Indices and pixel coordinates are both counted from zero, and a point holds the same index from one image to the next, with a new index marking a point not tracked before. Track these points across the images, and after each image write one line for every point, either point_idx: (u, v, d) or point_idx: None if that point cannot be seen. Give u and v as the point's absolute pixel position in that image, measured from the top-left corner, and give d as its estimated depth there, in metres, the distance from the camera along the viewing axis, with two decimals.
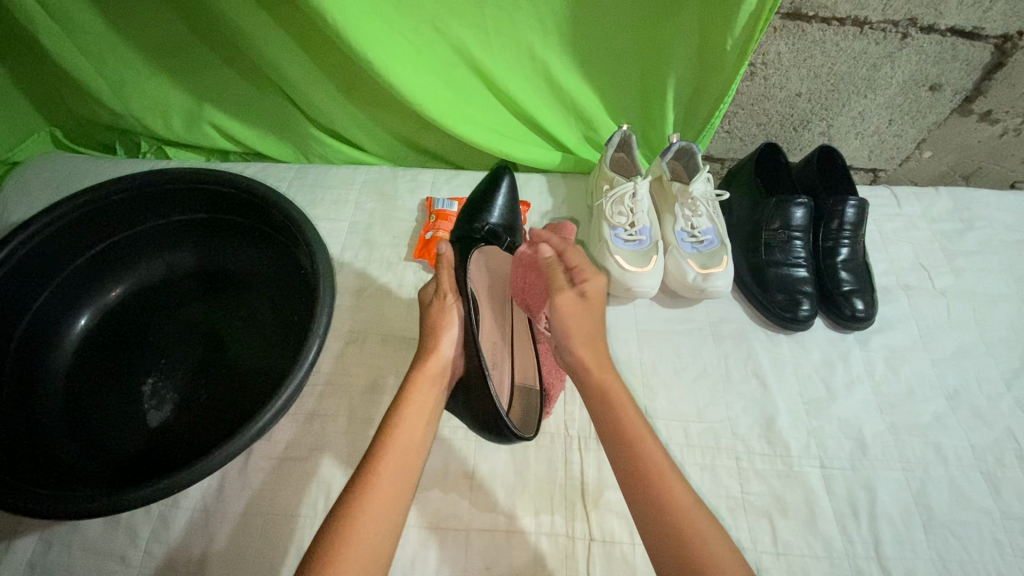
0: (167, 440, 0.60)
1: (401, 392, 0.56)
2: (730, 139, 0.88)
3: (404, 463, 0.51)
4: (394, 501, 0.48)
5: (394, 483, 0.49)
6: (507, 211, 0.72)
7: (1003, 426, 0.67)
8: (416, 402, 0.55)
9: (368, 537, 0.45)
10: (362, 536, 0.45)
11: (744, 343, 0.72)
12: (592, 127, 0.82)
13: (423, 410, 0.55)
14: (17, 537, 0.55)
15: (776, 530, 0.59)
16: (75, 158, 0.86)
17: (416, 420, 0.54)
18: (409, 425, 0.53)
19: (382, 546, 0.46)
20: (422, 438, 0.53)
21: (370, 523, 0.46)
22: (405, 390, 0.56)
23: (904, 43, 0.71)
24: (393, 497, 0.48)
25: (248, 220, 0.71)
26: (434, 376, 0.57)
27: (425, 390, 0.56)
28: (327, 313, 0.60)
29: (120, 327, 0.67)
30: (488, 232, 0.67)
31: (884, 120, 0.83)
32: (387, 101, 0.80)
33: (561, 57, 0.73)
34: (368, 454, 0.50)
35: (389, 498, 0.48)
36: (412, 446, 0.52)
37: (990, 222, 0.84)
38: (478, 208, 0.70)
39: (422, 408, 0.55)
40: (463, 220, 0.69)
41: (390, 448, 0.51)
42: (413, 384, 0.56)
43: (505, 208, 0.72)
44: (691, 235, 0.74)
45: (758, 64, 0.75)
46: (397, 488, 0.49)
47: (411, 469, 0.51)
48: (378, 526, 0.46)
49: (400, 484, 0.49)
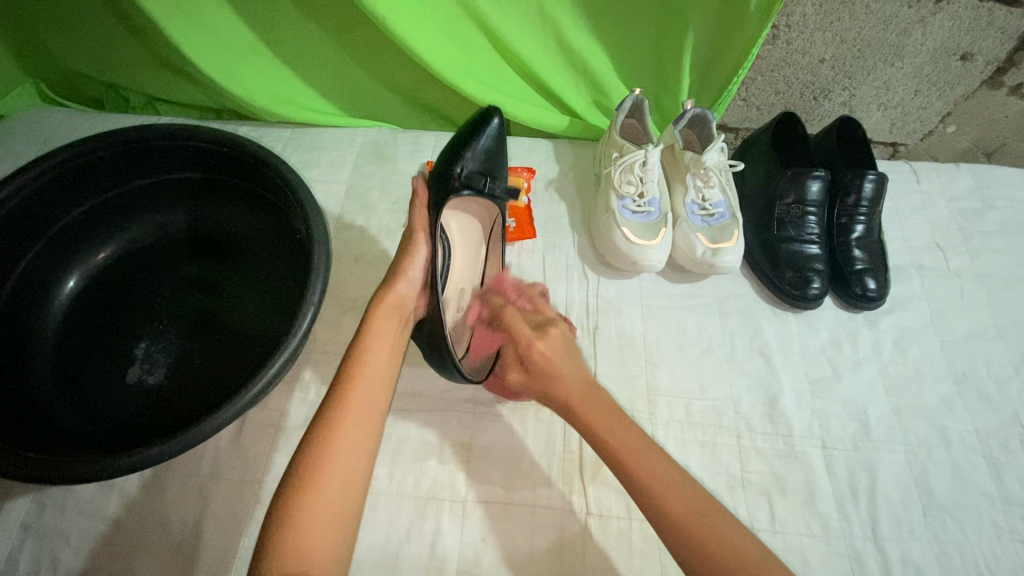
0: (161, 403, 0.59)
1: (362, 324, 0.55)
2: (746, 107, 0.84)
3: (369, 403, 0.50)
4: (360, 437, 0.49)
5: (359, 419, 0.49)
6: (487, 156, 0.64)
7: (1010, 411, 0.66)
8: (378, 331, 0.54)
9: (332, 480, 0.45)
10: (324, 482, 0.45)
11: (751, 320, 0.71)
12: (603, 91, 0.78)
13: (385, 344, 0.54)
14: (11, 499, 0.55)
15: (774, 509, 0.59)
16: (62, 113, 0.83)
17: (377, 354, 0.53)
18: (370, 360, 0.52)
19: (348, 491, 0.46)
20: (382, 370, 0.53)
21: (334, 465, 0.46)
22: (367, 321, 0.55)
23: (938, 7, 0.67)
24: (356, 437, 0.48)
25: (241, 180, 0.68)
26: (394, 310, 0.56)
27: (386, 322, 0.55)
28: (322, 279, 0.57)
29: (112, 288, 0.66)
30: (466, 181, 0.61)
31: (909, 91, 0.79)
32: (388, 53, 0.76)
33: (571, 13, 0.69)
34: (329, 396, 0.50)
35: (352, 440, 0.48)
36: (375, 381, 0.52)
37: (1011, 202, 0.81)
38: (477, 153, 0.63)
39: (381, 342, 0.54)
40: (448, 148, 0.64)
41: (350, 387, 0.50)
42: (373, 317, 0.55)
43: (486, 154, 0.64)
44: (701, 208, 0.71)
45: (781, 27, 0.70)
46: (357, 428, 0.48)
47: (375, 400, 0.51)
48: (342, 467, 0.46)
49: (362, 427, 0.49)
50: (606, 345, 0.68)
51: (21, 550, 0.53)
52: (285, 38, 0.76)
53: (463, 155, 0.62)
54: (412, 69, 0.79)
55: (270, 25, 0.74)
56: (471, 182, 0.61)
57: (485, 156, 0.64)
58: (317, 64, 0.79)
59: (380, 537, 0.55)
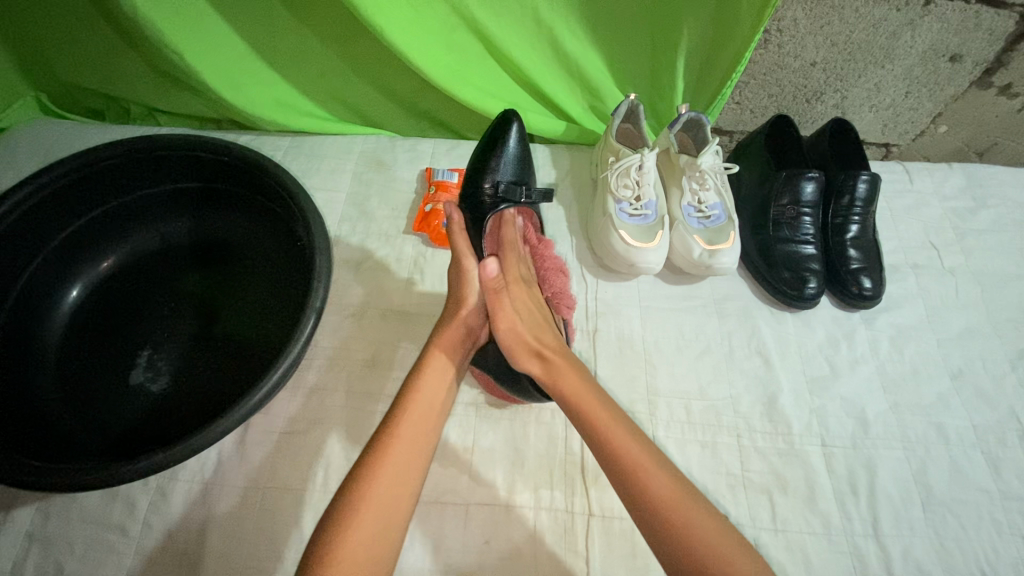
0: (164, 411, 0.59)
1: (421, 357, 0.56)
2: (740, 110, 0.85)
3: (422, 427, 0.51)
4: (413, 463, 0.48)
5: (413, 444, 0.49)
6: (516, 162, 0.69)
7: (1006, 407, 0.66)
8: (438, 361, 0.55)
9: (373, 528, 0.44)
10: (367, 531, 0.44)
11: (749, 321, 0.71)
12: (598, 96, 0.79)
13: (444, 377, 0.55)
14: (15, 508, 0.55)
15: (775, 507, 0.59)
16: (63, 125, 0.84)
17: (434, 385, 0.54)
18: (429, 390, 0.53)
19: (392, 532, 0.45)
20: (437, 410, 0.53)
21: (377, 513, 0.45)
22: (422, 356, 0.56)
23: (926, 10, 0.68)
24: (401, 482, 0.47)
25: (241, 191, 0.69)
26: (459, 340, 0.59)
27: (445, 355, 0.57)
28: (324, 285, 0.58)
29: (115, 298, 0.66)
30: (502, 196, 0.67)
31: (900, 92, 0.81)
32: (385, 61, 0.77)
33: (567, 21, 0.70)
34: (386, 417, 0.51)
35: (400, 488, 0.47)
36: (426, 421, 0.51)
37: (1003, 200, 0.82)
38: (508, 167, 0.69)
39: (436, 382, 0.54)
40: (473, 175, 0.70)
41: (407, 412, 0.51)
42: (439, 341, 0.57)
43: (514, 160, 0.69)
44: (697, 211, 0.72)
45: (773, 31, 0.71)
46: (405, 471, 0.47)
47: (429, 428, 0.51)
48: (385, 515, 0.45)
49: (416, 451, 0.49)
50: (605, 346, 0.68)
51: (26, 559, 0.53)
52: (284, 49, 0.77)
53: (495, 172, 0.68)
54: (409, 77, 0.80)
55: (269, 35, 0.75)
56: (508, 195, 0.66)
57: (512, 163, 0.69)
58: (315, 74, 0.80)
59: None
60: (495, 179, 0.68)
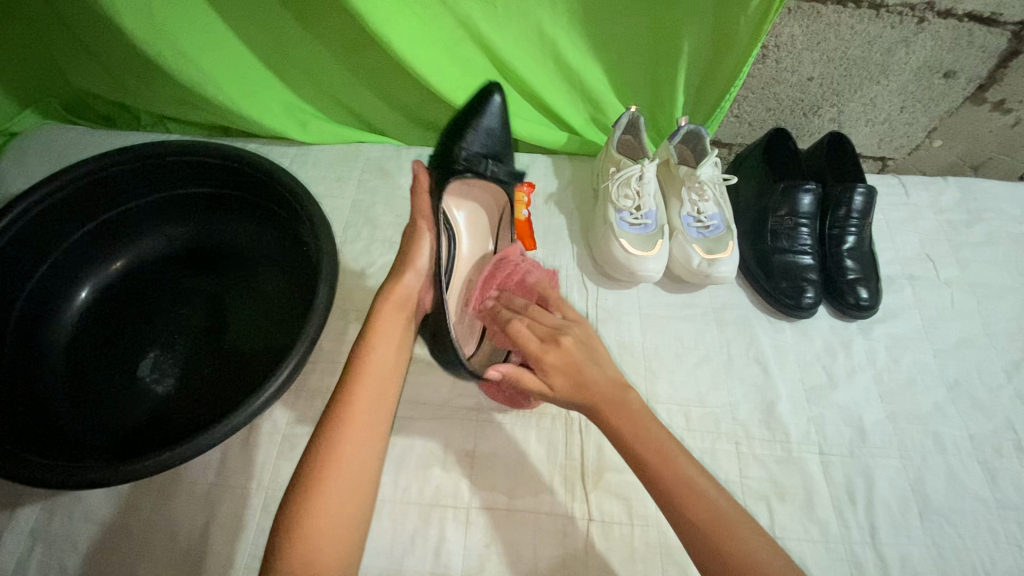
0: (169, 411, 0.60)
1: (367, 324, 0.57)
2: (739, 123, 0.87)
3: (376, 396, 0.52)
4: (367, 432, 0.50)
5: (366, 415, 0.51)
6: (492, 135, 0.66)
7: (1002, 417, 0.67)
8: (381, 338, 0.55)
9: (328, 527, 0.45)
10: (322, 533, 0.44)
11: (747, 330, 0.72)
12: (600, 108, 0.80)
13: (392, 339, 0.56)
14: (19, 508, 0.56)
15: (774, 514, 0.60)
16: (75, 131, 0.85)
17: (384, 352, 0.55)
18: (377, 359, 0.54)
19: (353, 504, 0.47)
20: (385, 393, 0.53)
21: (329, 515, 0.45)
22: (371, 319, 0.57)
23: (920, 28, 0.70)
24: (351, 477, 0.48)
25: (249, 197, 0.70)
26: (399, 304, 0.58)
27: (392, 316, 0.58)
28: (329, 290, 0.59)
29: (122, 300, 0.67)
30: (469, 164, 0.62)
31: (895, 107, 0.82)
32: (393, 73, 0.79)
33: (570, 35, 0.72)
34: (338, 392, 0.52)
35: (354, 471, 0.48)
36: (377, 393, 0.52)
37: (997, 214, 0.83)
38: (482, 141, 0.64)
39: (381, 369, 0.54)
40: (443, 149, 0.65)
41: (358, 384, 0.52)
42: (379, 311, 0.57)
43: (489, 134, 0.65)
44: (697, 220, 0.73)
45: (770, 47, 0.73)
46: (354, 470, 0.48)
47: (382, 396, 0.53)
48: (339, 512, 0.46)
49: (372, 421, 0.51)
50: (606, 353, 0.69)
51: (29, 558, 0.54)
52: (294, 60, 0.79)
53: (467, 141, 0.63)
54: (415, 89, 0.81)
55: (280, 47, 0.77)
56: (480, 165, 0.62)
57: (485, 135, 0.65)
58: (323, 85, 0.82)
59: (384, 544, 0.56)
60: (466, 146, 0.63)
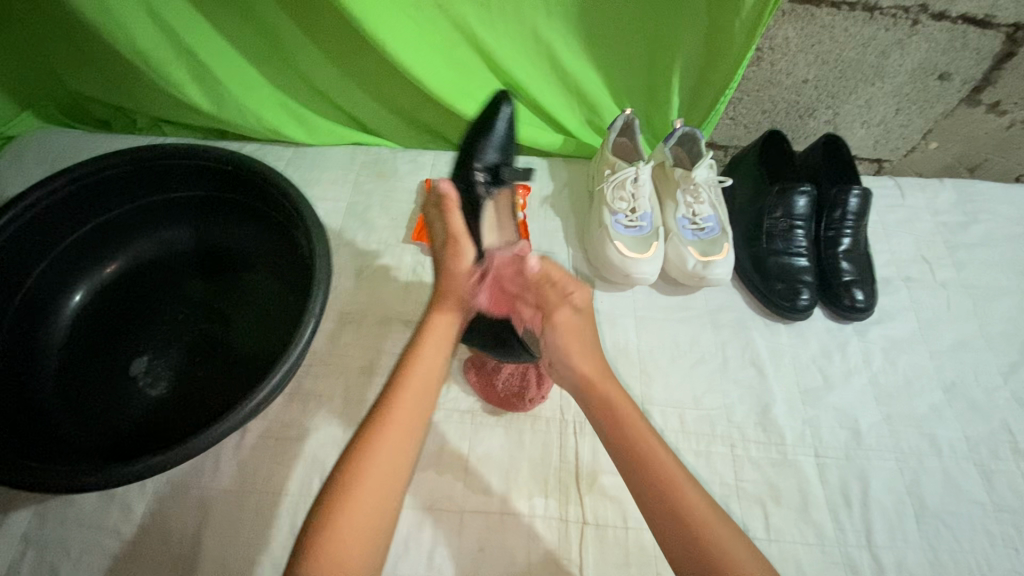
0: (163, 415, 0.60)
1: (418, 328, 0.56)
2: (735, 126, 0.87)
3: (421, 393, 0.51)
4: (409, 425, 0.49)
5: (413, 412, 0.50)
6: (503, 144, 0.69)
7: (999, 419, 0.67)
8: (432, 337, 0.55)
9: (361, 525, 0.44)
10: (354, 524, 0.43)
11: (743, 332, 0.72)
12: (595, 111, 0.81)
13: (441, 344, 0.55)
14: (11, 512, 0.56)
15: (769, 517, 0.60)
16: (71, 135, 0.86)
17: (432, 353, 0.54)
18: (424, 360, 0.53)
19: (386, 503, 0.46)
20: (428, 394, 0.52)
21: (363, 509, 0.44)
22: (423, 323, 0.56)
23: (914, 30, 0.70)
24: (383, 489, 0.46)
25: (244, 200, 0.70)
26: (454, 313, 0.57)
27: (445, 324, 0.56)
28: (323, 293, 0.59)
29: (119, 304, 0.67)
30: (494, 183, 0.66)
31: (890, 109, 0.82)
32: (389, 76, 0.79)
33: (565, 38, 0.72)
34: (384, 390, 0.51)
35: (392, 467, 0.47)
36: (423, 389, 0.52)
37: (993, 215, 0.83)
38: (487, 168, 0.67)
39: (421, 393, 0.51)
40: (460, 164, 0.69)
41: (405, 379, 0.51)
42: (433, 319, 0.56)
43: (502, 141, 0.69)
44: (692, 223, 0.73)
45: (765, 49, 0.73)
46: (393, 465, 0.47)
47: (427, 394, 0.52)
48: (362, 537, 0.43)
49: (414, 416, 0.50)
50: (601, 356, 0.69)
51: (21, 562, 0.53)
52: (289, 63, 0.79)
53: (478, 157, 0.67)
54: (410, 92, 0.81)
55: (275, 51, 0.77)
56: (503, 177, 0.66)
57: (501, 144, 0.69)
58: (318, 89, 0.82)
59: None
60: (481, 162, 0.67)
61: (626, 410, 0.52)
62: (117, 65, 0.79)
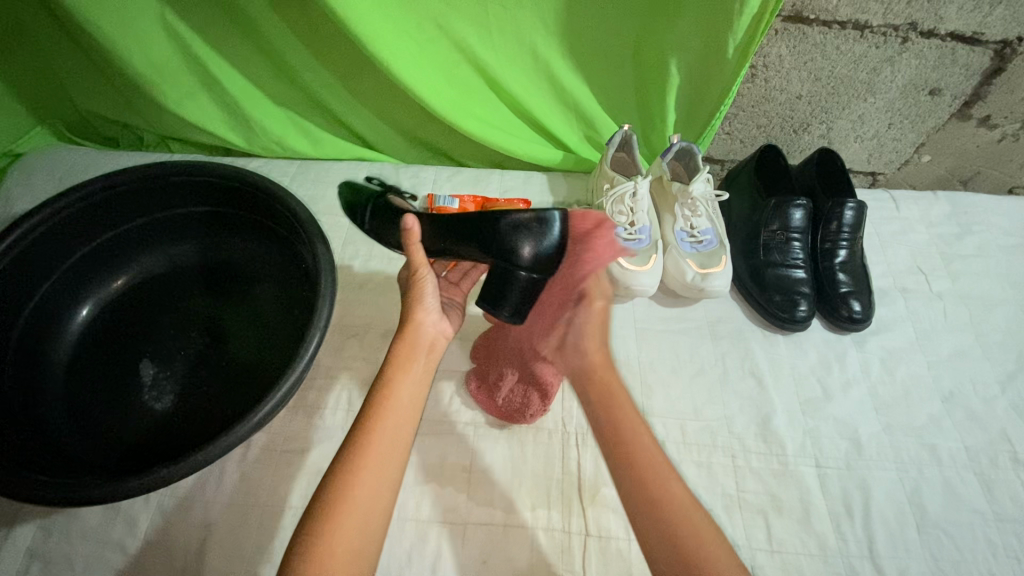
0: (166, 428, 0.61)
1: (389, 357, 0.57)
2: (730, 140, 0.88)
3: (400, 418, 0.52)
4: (390, 452, 0.50)
5: (389, 436, 0.50)
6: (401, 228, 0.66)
7: (998, 429, 0.67)
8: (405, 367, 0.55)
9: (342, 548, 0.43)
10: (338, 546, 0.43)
11: (742, 343, 0.73)
12: (593, 126, 0.82)
13: (415, 374, 0.56)
14: (16, 526, 0.56)
15: (771, 528, 0.60)
16: (79, 152, 0.87)
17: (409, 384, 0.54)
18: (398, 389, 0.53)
19: (371, 525, 0.46)
20: (406, 423, 0.52)
21: (347, 533, 0.44)
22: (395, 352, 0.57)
23: (904, 47, 0.72)
24: (365, 510, 0.46)
25: (250, 216, 0.72)
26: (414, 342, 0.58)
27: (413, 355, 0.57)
28: (327, 308, 0.59)
29: (123, 319, 0.68)
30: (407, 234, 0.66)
31: (883, 124, 0.84)
32: (391, 94, 0.81)
33: (563, 58, 0.74)
34: (363, 415, 0.51)
35: (372, 492, 0.47)
36: (401, 415, 0.52)
37: (987, 226, 0.84)
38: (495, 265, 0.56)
39: (401, 409, 0.52)
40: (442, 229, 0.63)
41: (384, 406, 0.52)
42: (396, 353, 0.57)
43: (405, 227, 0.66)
44: (690, 235, 0.75)
45: (759, 66, 0.75)
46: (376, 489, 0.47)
47: (403, 420, 0.52)
48: (350, 547, 0.44)
49: (394, 440, 0.50)
50: None
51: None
52: (294, 83, 0.81)
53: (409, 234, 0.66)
54: (413, 110, 0.83)
55: (280, 71, 0.79)
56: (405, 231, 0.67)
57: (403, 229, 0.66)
58: (323, 106, 0.84)
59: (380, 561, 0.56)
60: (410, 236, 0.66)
61: (626, 413, 0.56)
62: (124, 85, 0.81)
